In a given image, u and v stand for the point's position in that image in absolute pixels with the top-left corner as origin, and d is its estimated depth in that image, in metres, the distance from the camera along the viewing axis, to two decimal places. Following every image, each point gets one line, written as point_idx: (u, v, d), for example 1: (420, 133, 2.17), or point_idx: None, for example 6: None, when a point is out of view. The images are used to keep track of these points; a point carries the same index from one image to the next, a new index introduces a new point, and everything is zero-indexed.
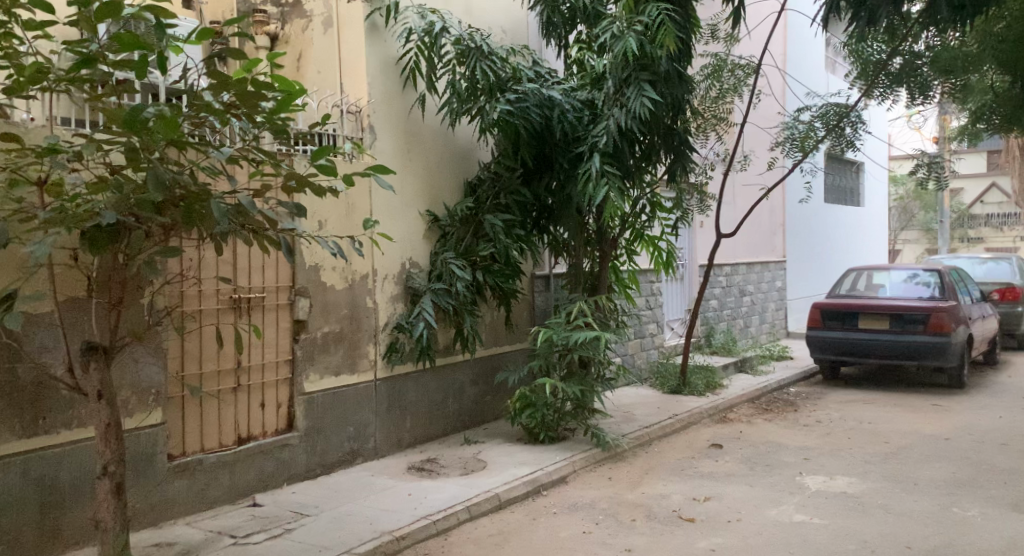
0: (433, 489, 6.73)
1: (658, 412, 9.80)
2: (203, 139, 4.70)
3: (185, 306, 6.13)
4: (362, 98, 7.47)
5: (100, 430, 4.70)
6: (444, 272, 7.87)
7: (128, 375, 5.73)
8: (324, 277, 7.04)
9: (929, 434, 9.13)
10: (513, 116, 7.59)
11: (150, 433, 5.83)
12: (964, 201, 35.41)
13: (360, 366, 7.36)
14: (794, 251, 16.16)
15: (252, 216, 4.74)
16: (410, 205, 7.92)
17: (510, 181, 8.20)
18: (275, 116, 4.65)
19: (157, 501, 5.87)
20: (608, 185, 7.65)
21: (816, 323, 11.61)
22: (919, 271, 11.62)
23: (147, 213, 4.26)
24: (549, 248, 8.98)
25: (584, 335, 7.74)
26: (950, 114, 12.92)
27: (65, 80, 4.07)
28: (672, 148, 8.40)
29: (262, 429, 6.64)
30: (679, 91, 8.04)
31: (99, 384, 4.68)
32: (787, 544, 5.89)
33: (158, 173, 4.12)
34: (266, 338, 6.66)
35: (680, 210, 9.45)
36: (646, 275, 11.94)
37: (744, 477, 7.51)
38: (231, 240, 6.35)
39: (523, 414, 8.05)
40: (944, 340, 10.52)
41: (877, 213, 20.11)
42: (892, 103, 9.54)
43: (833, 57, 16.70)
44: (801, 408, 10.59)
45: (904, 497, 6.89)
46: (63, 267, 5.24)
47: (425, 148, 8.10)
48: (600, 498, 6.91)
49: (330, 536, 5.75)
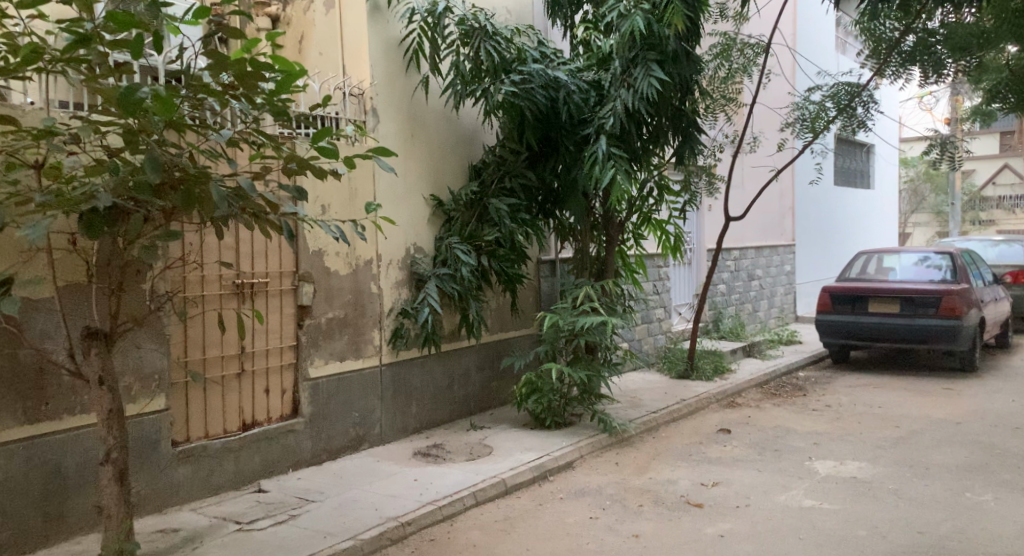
0: (439, 475, 6.68)
1: (665, 397, 9.74)
2: (203, 122, 4.63)
3: (187, 291, 6.07)
4: (365, 80, 7.37)
5: (103, 417, 4.65)
6: (449, 257, 7.79)
7: (130, 361, 5.68)
8: (327, 262, 6.99)
9: (940, 418, 9.04)
10: (517, 97, 7.49)
11: (153, 419, 5.79)
12: (975, 183, 35.11)
13: (364, 351, 7.31)
14: (803, 235, 16.03)
15: (252, 199, 4.67)
16: (414, 188, 7.84)
17: (515, 164, 8.10)
18: (275, 98, 4.56)
19: (162, 487, 5.83)
20: (616, 167, 7.55)
21: (826, 307, 11.49)
22: (931, 254, 11.49)
23: (145, 197, 4.19)
24: (555, 233, 8.90)
25: (591, 320, 7.68)
26: (962, 94, 12.73)
27: (61, 60, 4.00)
28: (681, 129, 8.32)
29: (267, 415, 6.60)
30: (687, 71, 7.94)
31: (100, 370, 4.63)
32: (796, 529, 5.82)
33: (154, 154, 4.05)
34: (269, 323, 6.60)
35: (689, 192, 9.35)
36: (654, 259, 11.86)
37: (753, 463, 7.44)
38: (233, 224, 6.29)
39: (529, 400, 7.98)
40: (955, 323, 10.41)
41: (887, 195, 19.95)
42: (906, 82, 9.45)
43: (844, 37, 16.47)
44: (810, 393, 10.51)
45: (914, 482, 6.82)
46: (62, 252, 5.19)
47: (429, 131, 8.01)
48: (607, 484, 6.85)
49: (335, 522, 5.70)
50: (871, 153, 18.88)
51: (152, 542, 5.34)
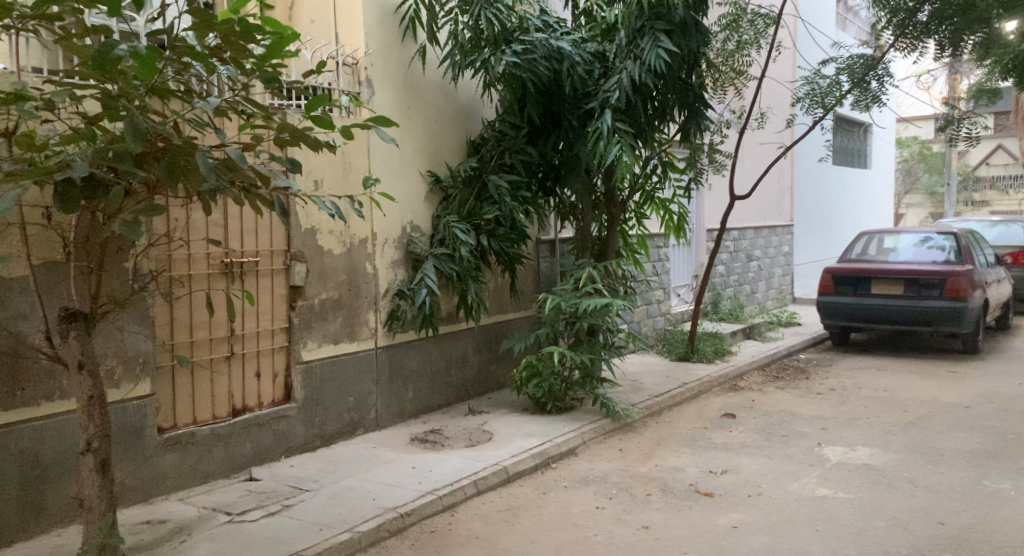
0: (438, 462, 6.43)
1: (666, 380, 9.49)
2: (188, 88, 4.33)
3: (173, 271, 5.75)
4: (358, 49, 7.04)
5: (83, 404, 4.36)
6: (447, 237, 7.49)
7: (112, 344, 5.37)
8: (321, 241, 6.69)
9: (948, 402, 8.84)
10: (520, 68, 7.21)
11: (138, 405, 5.48)
12: (969, 163, 34.91)
13: (360, 334, 7.02)
14: (802, 215, 15.78)
15: (242, 171, 4.35)
16: (412, 164, 7.53)
17: (515, 140, 7.80)
18: (266, 64, 4.27)
19: (147, 476, 5.54)
20: (620, 143, 7.27)
21: (827, 288, 11.23)
22: (933, 235, 11.26)
23: (126, 166, 3.89)
24: (556, 212, 8.61)
25: (594, 302, 7.40)
26: (961, 74, 12.45)
27: (33, 17, 3.66)
28: (687, 105, 8.01)
29: (258, 400, 6.31)
30: (695, 43, 7.62)
31: (79, 353, 4.32)
32: (812, 521, 5.58)
33: (134, 121, 3.73)
34: (260, 304, 6.30)
35: (694, 170, 9.07)
36: (654, 239, 11.64)
37: (760, 449, 7.21)
38: (221, 199, 5.96)
39: (530, 384, 7.71)
40: (960, 304, 10.19)
41: (886, 174, 19.72)
42: (920, 56, 9.12)
43: (845, 14, 15.98)
44: (813, 376, 10.29)
45: (929, 469, 6.60)
46: (36, 227, 4.87)
47: (425, 104, 7.69)
48: (612, 472, 6.61)
49: (329, 513, 5.43)
50: (869, 133, 18.61)
51: (138, 535, 5.06)
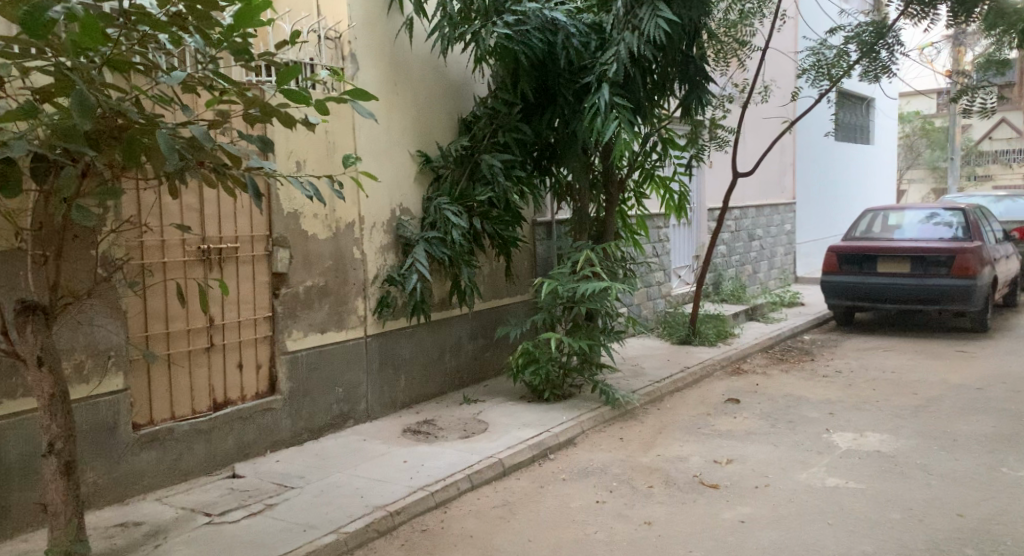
0: (432, 456, 6.12)
1: (667, 365, 9.21)
2: (149, 62, 4.04)
3: (145, 259, 5.42)
4: (342, 21, 6.67)
5: (44, 402, 4.06)
6: (438, 219, 7.17)
7: (80, 336, 5.06)
8: (306, 226, 6.38)
9: (958, 383, 8.54)
10: (512, 40, 6.85)
11: (110, 401, 5.18)
12: (972, 138, 34.49)
13: (348, 322, 6.73)
14: (805, 193, 15.43)
15: (209, 150, 4.02)
16: (399, 143, 7.19)
17: (509, 118, 7.48)
18: (234, 35, 3.94)
19: (123, 475, 5.26)
20: (619, 119, 6.92)
21: (832, 267, 10.90)
22: (939, 211, 10.93)
23: (76, 145, 3.56)
24: (552, 192, 8.28)
25: (592, 286, 7.06)
26: (968, 46, 12.05)
27: None
28: (687, 78, 7.69)
29: (240, 393, 6.01)
30: (696, 14, 7.25)
31: (38, 349, 4.02)
32: (823, 514, 5.30)
33: (82, 94, 3.39)
34: (240, 292, 5.99)
35: (695, 147, 8.73)
36: (655, 220, 11.34)
37: (767, 436, 6.92)
38: (196, 181, 5.61)
39: (527, 371, 7.41)
40: (969, 282, 9.88)
41: (890, 151, 19.30)
42: (931, 24, 8.70)
43: None
44: (819, 358, 10.00)
45: (944, 456, 6.31)
46: None
47: (414, 81, 7.35)
48: (611, 463, 6.31)
49: (315, 513, 5.14)
50: (873, 108, 18.20)
51: (110, 539, 4.77)
